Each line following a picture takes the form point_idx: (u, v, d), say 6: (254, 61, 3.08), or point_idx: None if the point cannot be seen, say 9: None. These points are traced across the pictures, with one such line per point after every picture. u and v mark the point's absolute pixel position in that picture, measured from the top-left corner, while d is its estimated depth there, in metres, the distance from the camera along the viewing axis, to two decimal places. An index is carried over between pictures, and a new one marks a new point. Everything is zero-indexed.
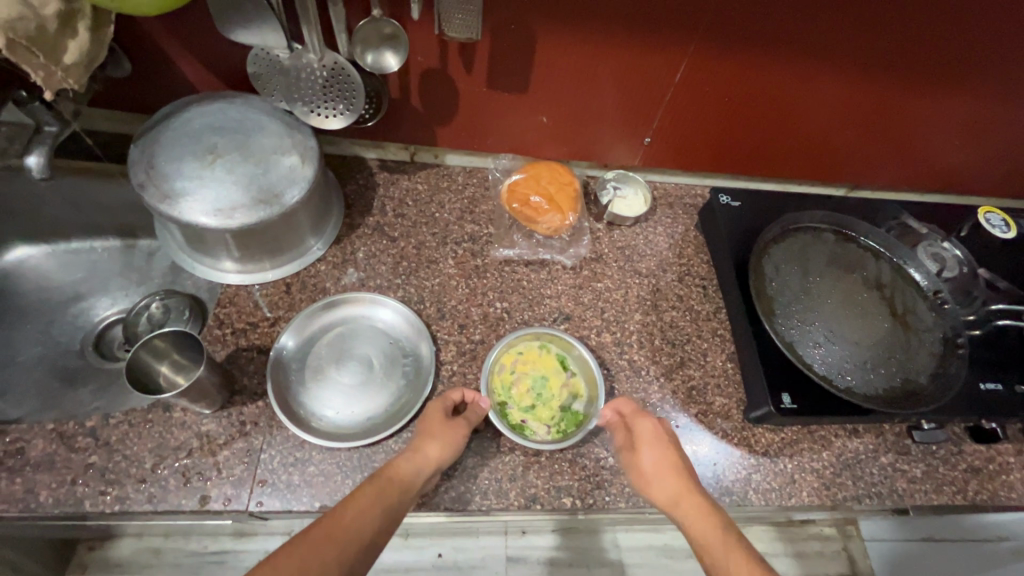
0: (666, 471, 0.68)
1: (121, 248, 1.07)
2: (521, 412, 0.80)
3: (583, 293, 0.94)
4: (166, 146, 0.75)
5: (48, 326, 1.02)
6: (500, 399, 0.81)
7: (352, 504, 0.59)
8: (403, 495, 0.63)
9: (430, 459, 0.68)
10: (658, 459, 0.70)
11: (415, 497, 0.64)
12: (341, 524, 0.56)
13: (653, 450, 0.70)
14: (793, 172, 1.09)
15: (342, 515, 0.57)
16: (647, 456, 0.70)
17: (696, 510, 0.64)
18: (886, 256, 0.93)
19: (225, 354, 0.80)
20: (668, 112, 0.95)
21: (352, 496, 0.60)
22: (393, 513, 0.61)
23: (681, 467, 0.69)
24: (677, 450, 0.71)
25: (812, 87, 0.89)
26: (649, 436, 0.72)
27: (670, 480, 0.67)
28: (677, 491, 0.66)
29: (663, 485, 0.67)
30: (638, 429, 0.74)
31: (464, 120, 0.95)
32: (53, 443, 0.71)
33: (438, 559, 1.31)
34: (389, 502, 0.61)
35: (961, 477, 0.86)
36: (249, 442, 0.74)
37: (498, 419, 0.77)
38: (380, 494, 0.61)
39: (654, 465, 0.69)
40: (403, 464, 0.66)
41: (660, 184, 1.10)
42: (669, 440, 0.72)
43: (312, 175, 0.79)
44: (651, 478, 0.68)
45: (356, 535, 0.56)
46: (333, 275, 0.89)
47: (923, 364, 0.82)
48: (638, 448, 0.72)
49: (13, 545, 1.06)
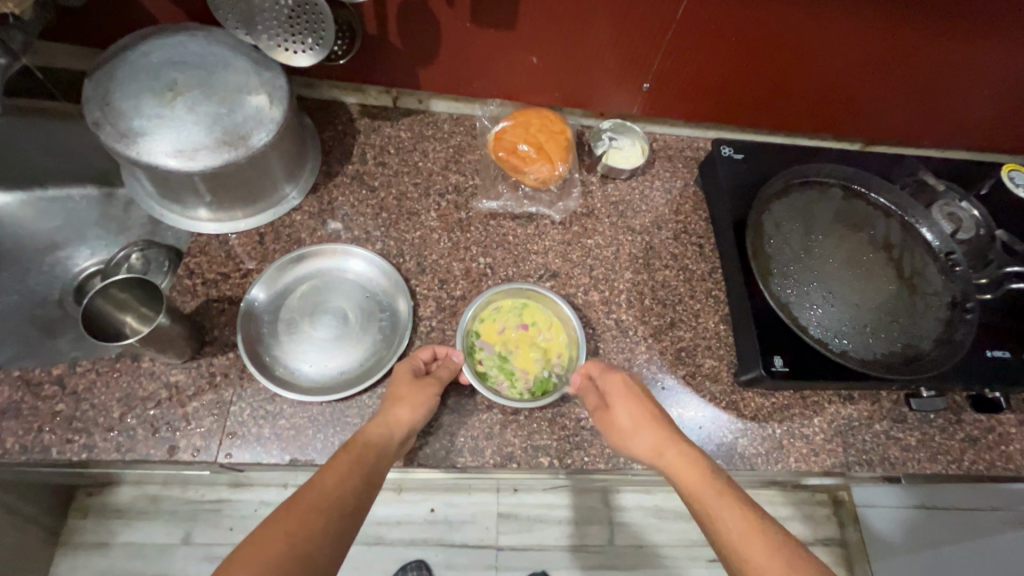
0: (645, 425, 0.66)
1: (99, 197, 1.01)
2: (486, 338, 0.79)
3: (571, 249, 0.89)
4: (122, 82, 0.70)
5: (24, 274, 1.00)
6: (482, 321, 0.80)
7: (329, 474, 0.56)
8: (380, 458, 0.61)
9: (400, 422, 0.66)
10: (635, 414, 0.67)
11: (391, 458, 0.63)
12: (323, 494, 0.54)
13: (628, 406, 0.68)
14: (803, 125, 1.02)
15: (322, 484, 0.55)
16: (621, 412, 0.68)
17: (682, 463, 0.62)
18: (897, 214, 0.87)
19: (195, 306, 0.78)
20: (669, 54, 0.88)
21: (329, 464, 0.58)
22: (371, 475, 0.59)
23: (661, 419, 0.67)
24: (654, 403, 0.69)
25: (828, 28, 0.81)
26: (623, 394, 0.69)
27: (651, 434, 0.65)
28: (659, 445, 0.64)
29: (643, 440, 0.65)
30: (608, 387, 0.71)
31: (447, 61, 0.89)
32: (19, 391, 0.70)
33: (430, 514, 1.32)
34: (366, 467, 0.59)
35: (958, 446, 0.83)
36: (219, 394, 0.72)
37: (464, 324, 0.78)
38: (357, 461, 0.59)
39: (632, 421, 0.67)
40: (375, 429, 0.64)
41: (660, 136, 1.04)
42: (642, 394, 0.70)
43: (280, 117, 0.74)
44: (630, 436, 0.66)
45: (340, 501, 0.54)
46: (309, 226, 0.85)
47: (926, 329, 0.78)
48: (612, 406, 0.69)
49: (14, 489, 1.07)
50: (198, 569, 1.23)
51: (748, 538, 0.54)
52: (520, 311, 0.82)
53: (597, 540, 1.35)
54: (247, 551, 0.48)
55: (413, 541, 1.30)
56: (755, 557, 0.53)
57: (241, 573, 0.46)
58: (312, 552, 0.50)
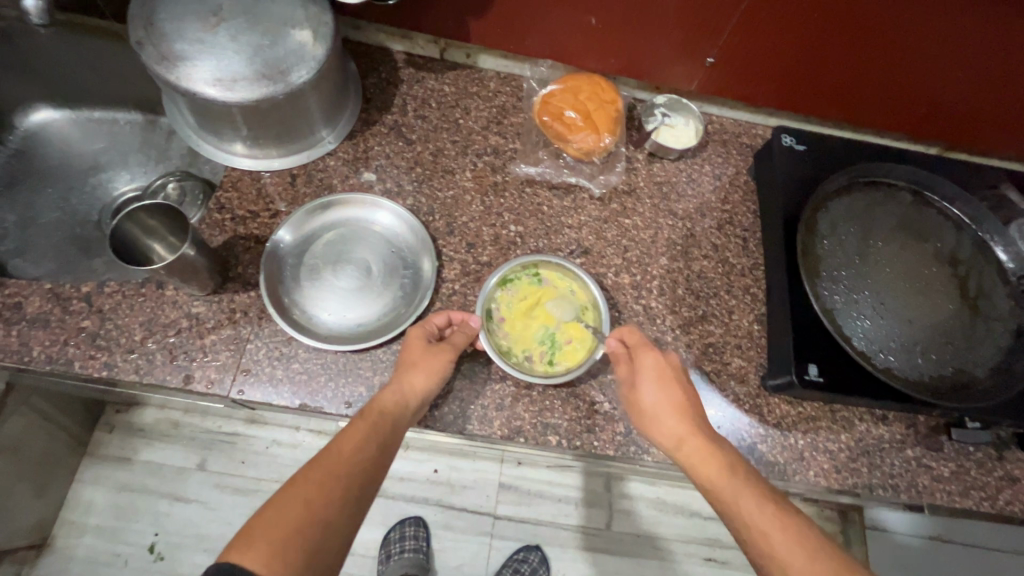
0: (672, 411, 0.64)
1: (143, 123, 1.05)
2: (545, 284, 0.78)
3: (607, 227, 0.85)
4: (168, 3, 0.68)
5: (67, 194, 1.04)
6: (560, 285, 0.78)
7: (345, 440, 0.57)
8: (396, 426, 0.61)
9: (415, 390, 0.65)
10: (662, 397, 0.65)
11: (406, 426, 0.63)
12: (340, 461, 0.54)
13: (658, 387, 0.66)
14: (876, 121, 0.94)
15: (338, 452, 0.55)
16: (649, 394, 0.66)
17: (699, 455, 0.60)
18: (970, 228, 0.80)
19: (222, 241, 0.77)
20: (740, 27, 0.80)
21: (345, 431, 0.58)
22: (386, 441, 0.59)
23: (686, 407, 0.65)
24: (686, 394, 0.66)
25: (924, 15, 0.72)
26: (654, 372, 0.67)
27: (676, 421, 0.63)
28: (682, 433, 0.62)
29: (665, 425, 0.64)
30: (641, 364, 0.69)
31: (502, 13, 0.84)
32: (49, 303, 0.71)
33: (433, 474, 1.33)
34: (383, 433, 0.59)
35: (994, 484, 0.78)
36: (237, 330, 0.73)
37: (562, 267, 0.78)
38: (374, 429, 0.59)
39: (659, 403, 0.65)
40: (389, 397, 0.63)
41: (716, 118, 0.97)
42: (674, 375, 0.68)
43: (322, 56, 0.71)
44: (654, 419, 0.65)
45: (357, 468, 0.55)
46: (342, 173, 0.84)
47: (983, 355, 0.72)
48: (640, 383, 0.68)
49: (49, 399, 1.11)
50: (210, 494, 1.27)
51: (772, 530, 0.52)
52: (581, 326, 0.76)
53: (596, 524, 1.34)
54: (266, 516, 0.48)
55: (413, 497, 1.32)
56: (777, 550, 0.51)
57: (264, 535, 0.46)
58: (331, 517, 0.50)
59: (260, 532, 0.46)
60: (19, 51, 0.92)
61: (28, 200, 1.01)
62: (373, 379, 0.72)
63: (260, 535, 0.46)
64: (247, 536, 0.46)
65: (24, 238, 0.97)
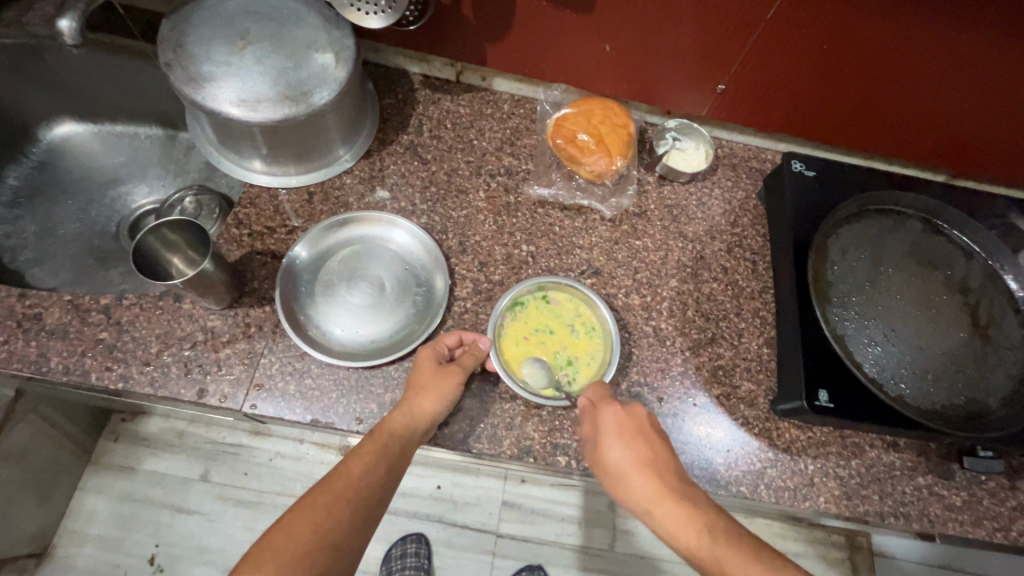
0: (637, 469, 0.60)
1: (162, 137, 1.10)
2: (549, 302, 0.79)
3: (617, 248, 0.86)
4: (197, 26, 0.71)
5: (87, 206, 1.06)
6: (563, 300, 0.79)
7: (354, 461, 0.57)
8: (406, 448, 0.62)
9: (424, 412, 0.65)
10: (627, 454, 0.62)
11: (416, 448, 0.63)
12: (349, 483, 0.55)
13: (620, 444, 0.62)
14: (886, 148, 0.95)
15: (347, 474, 0.55)
16: (612, 449, 0.63)
17: (676, 520, 0.55)
18: (981, 257, 0.80)
19: (239, 256, 0.79)
20: (751, 56, 0.82)
21: (355, 451, 0.58)
22: (395, 463, 0.59)
23: (656, 462, 0.61)
24: (652, 445, 0.63)
25: (934, 45, 0.74)
26: (616, 427, 0.64)
27: (644, 483, 0.59)
28: (651, 494, 0.58)
29: (633, 486, 0.60)
30: (603, 421, 0.65)
31: (517, 40, 0.86)
32: (68, 314, 0.72)
33: (437, 491, 1.33)
34: (393, 457, 0.59)
35: (1007, 514, 0.77)
36: (252, 344, 0.73)
37: (563, 283, 0.79)
38: (383, 451, 0.59)
39: (621, 461, 0.61)
40: (399, 419, 0.63)
41: (726, 143, 0.99)
42: (639, 428, 0.64)
43: (344, 77, 0.73)
44: (620, 477, 0.61)
45: (365, 490, 0.55)
46: (358, 191, 0.85)
47: (995, 384, 0.72)
48: (603, 441, 0.64)
49: (60, 406, 1.12)
50: (212, 506, 1.27)
51: None
52: (586, 339, 0.77)
53: (598, 544, 1.32)
54: (275, 537, 0.49)
55: (416, 514, 1.31)
56: None
57: (271, 558, 0.47)
58: (338, 540, 0.50)
59: (270, 555, 0.47)
60: (47, 66, 0.94)
61: (47, 211, 1.03)
62: (384, 396, 0.72)
63: (269, 558, 0.47)
64: (257, 558, 0.47)
65: (42, 249, 0.99)
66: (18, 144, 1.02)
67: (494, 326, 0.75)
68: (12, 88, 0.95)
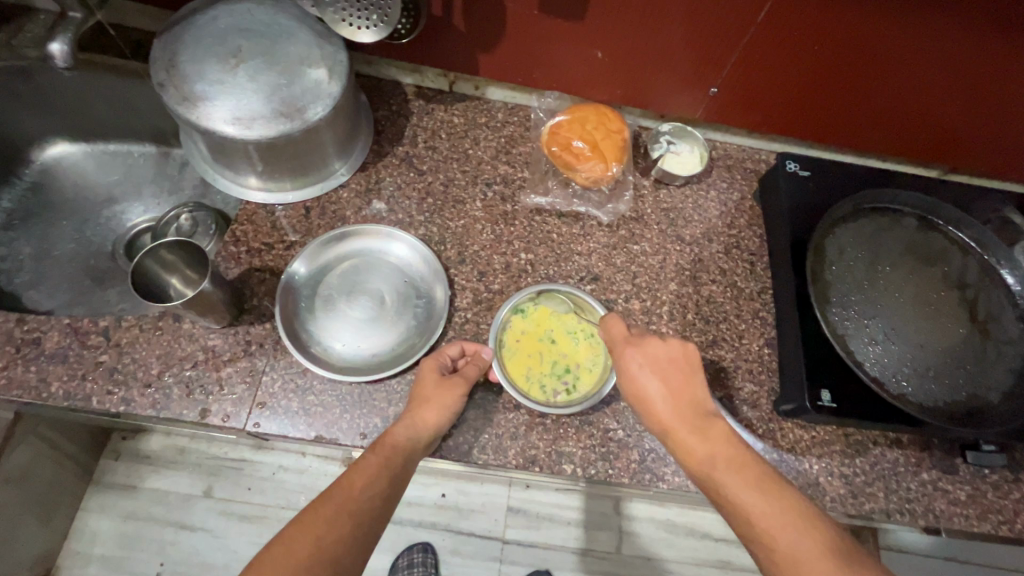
0: (666, 400, 0.62)
1: (156, 155, 1.10)
2: (556, 309, 0.79)
3: (616, 253, 0.87)
4: (189, 46, 0.71)
5: (83, 227, 1.06)
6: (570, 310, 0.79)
7: (357, 474, 0.57)
8: (409, 461, 0.61)
9: (426, 425, 0.65)
10: (658, 387, 0.63)
11: (419, 460, 0.63)
12: (352, 497, 0.55)
13: (651, 377, 0.63)
14: (879, 145, 0.95)
15: (350, 487, 0.55)
16: (643, 381, 0.63)
17: (699, 446, 0.59)
18: (976, 252, 0.81)
19: (238, 273, 0.78)
20: (743, 59, 0.83)
21: (357, 464, 0.58)
22: (398, 476, 0.59)
23: (683, 392, 0.63)
24: (683, 376, 0.64)
25: (923, 41, 0.74)
26: (647, 361, 0.64)
27: (670, 411, 0.61)
28: (676, 422, 0.61)
29: (660, 412, 0.62)
30: (631, 356, 0.65)
31: (510, 50, 0.87)
32: (67, 338, 0.72)
33: (441, 499, 1.32)
34: (395, 469, 0.59)
35: (1012, 507, 0.77)
36: (253, 362, 0.73)
37: (574, 293, 0.79)
38: (386, 465, 0.59)
39: (651, 392, 0.62)
40: (402, 431, 0.63)
41: (720, 145, 0.99)
42: (668, 359, 0.64)
43: (338, 92, 0.73)
44: (647, 405, 0.63)
45: (367, 505, 0.55)
46: (355, 205, 0.85)
47: (996, 379, 0.73)
48: (633, 372, 0.64)
49: (59, 426, 1.11)
50: (216, 522, 1.26)
51: (781, 530, 0.53)
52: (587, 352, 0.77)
53: (604, 547, 1.32)
54: (278, 553, 0.49)
55: (421, 523, 1.31)
56: (780, 548, 0.52)
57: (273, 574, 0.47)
58: (339, 556, 0.51)
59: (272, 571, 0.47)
60: (39, 88, 0.94)
61: (43, 233, 1.02)
62: (388, 410, 0.72)
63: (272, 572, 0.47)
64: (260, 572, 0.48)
65: (39, 271, 0.99)
66: (11, 167, 1.01)
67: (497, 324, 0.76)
68: (4, 111, 0.95)
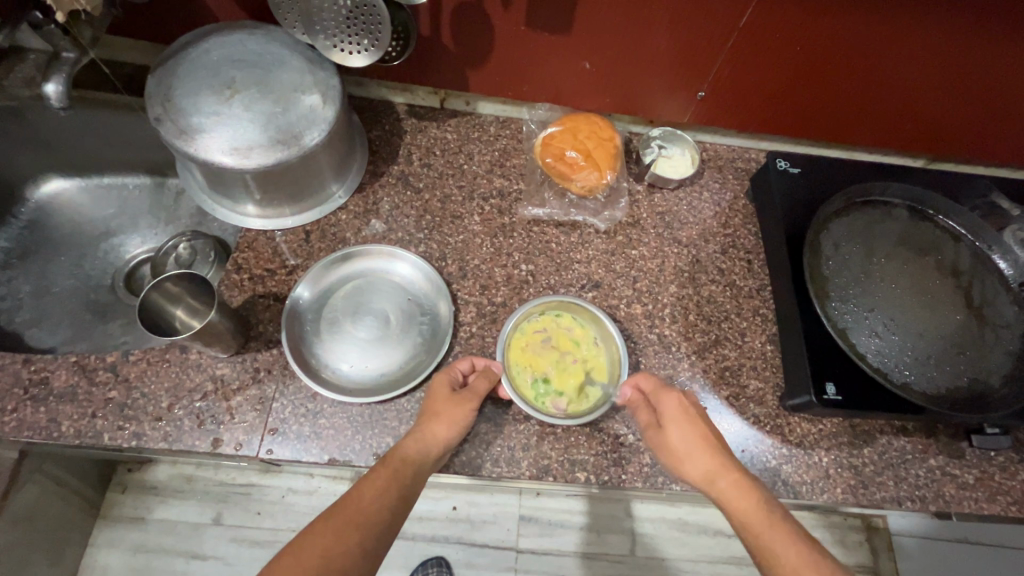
0: (700, 449, 0.64)
1: (151, 185, 1.10)
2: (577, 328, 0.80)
3: (615, 259, 0.88)
4: (183, 79, 0.71)
5: (82, 262, 1.06)
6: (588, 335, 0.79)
7: (365, 487, 0.57)
8: (418, 475, 0.61)
9: (436, 439, 0.65)
10: (689, 437, 0.65)
11: (427, 476, 0.63)
12: (360, 509, 0.55)
13: (681, 429, 0.66)
14: (865, 138, 0.97)
15: (359, 500, 0.55)
16: (676, 435, 0.66)
17: (737, 492, 0.60)
18: (966, 239, 0.83)
19: (242, 301, 0.79)
20: (727, 62, 0.85)
21: (366, 478, 0.58)
22: (405, 491, 0.59)
23: (716, 443, 0.65)
24: (710, 427, 0.67)
25: (903, 36, 0.76)
26: (678, 415, 0.67)
27: (706, 459, 0.63)
28: (714, 470, 0.62)
29: (696, 465, 0.63)
30: (665, 407, 0.68)
31: (498, 65, 0.88)
32: (75, 375, 0.72)
33: (453, 512, 1.32)
34: (404, 484, 0.59)
35: (1019, 487, 0.78)
36: (262, 389, 0.73)
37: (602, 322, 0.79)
38: (395, 478, 0.59)
39: (686, 444, 0.65)
40: (412, 445, 0.63)
41: (710, 146, 1.01)
42: (699, 414, 0.68)
43: (332, 116, 0.74)
44: (684, 458, 0.64)
45: (375, 518, 0.55)
46: (354, 226, 0.86)
47: (995, 364, 0.74)
48: (666, 426, 0.67)
49: (64, 462, 1.10)
50: (227, 549, 1.26)
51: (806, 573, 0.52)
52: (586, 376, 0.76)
53: (618, 550, 1.33)
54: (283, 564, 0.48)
55: (435, 537, 1.30)
56: None
57: None
58: (346, 566, 0.50)
59: None
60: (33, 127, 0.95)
61: (41, 271, 1.02)
62: (400, 428, 0.73)
63: None
64: None
65: (38, 309, 0.99)
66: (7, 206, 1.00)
67: (521, 315, 0.78)
68: None
